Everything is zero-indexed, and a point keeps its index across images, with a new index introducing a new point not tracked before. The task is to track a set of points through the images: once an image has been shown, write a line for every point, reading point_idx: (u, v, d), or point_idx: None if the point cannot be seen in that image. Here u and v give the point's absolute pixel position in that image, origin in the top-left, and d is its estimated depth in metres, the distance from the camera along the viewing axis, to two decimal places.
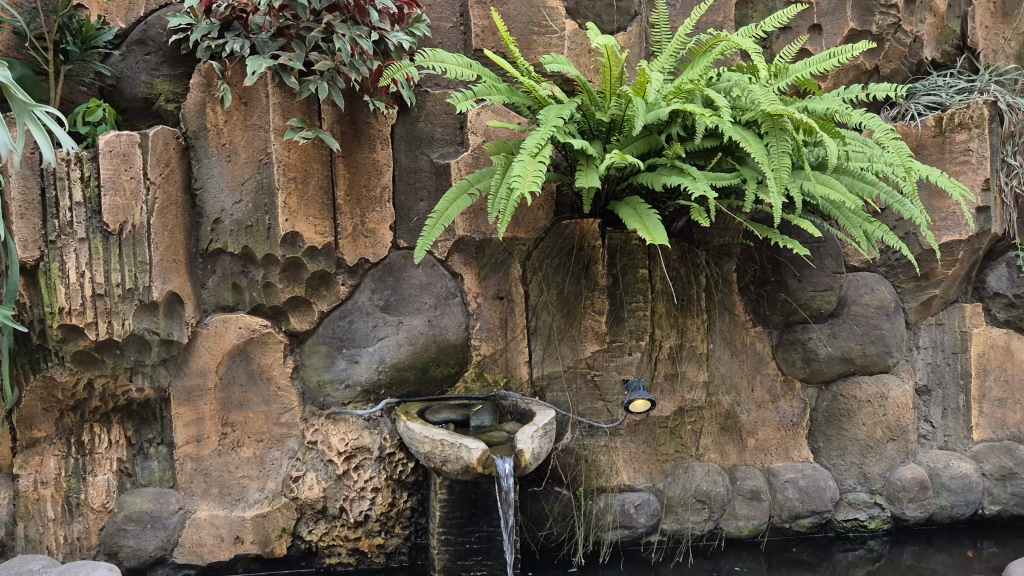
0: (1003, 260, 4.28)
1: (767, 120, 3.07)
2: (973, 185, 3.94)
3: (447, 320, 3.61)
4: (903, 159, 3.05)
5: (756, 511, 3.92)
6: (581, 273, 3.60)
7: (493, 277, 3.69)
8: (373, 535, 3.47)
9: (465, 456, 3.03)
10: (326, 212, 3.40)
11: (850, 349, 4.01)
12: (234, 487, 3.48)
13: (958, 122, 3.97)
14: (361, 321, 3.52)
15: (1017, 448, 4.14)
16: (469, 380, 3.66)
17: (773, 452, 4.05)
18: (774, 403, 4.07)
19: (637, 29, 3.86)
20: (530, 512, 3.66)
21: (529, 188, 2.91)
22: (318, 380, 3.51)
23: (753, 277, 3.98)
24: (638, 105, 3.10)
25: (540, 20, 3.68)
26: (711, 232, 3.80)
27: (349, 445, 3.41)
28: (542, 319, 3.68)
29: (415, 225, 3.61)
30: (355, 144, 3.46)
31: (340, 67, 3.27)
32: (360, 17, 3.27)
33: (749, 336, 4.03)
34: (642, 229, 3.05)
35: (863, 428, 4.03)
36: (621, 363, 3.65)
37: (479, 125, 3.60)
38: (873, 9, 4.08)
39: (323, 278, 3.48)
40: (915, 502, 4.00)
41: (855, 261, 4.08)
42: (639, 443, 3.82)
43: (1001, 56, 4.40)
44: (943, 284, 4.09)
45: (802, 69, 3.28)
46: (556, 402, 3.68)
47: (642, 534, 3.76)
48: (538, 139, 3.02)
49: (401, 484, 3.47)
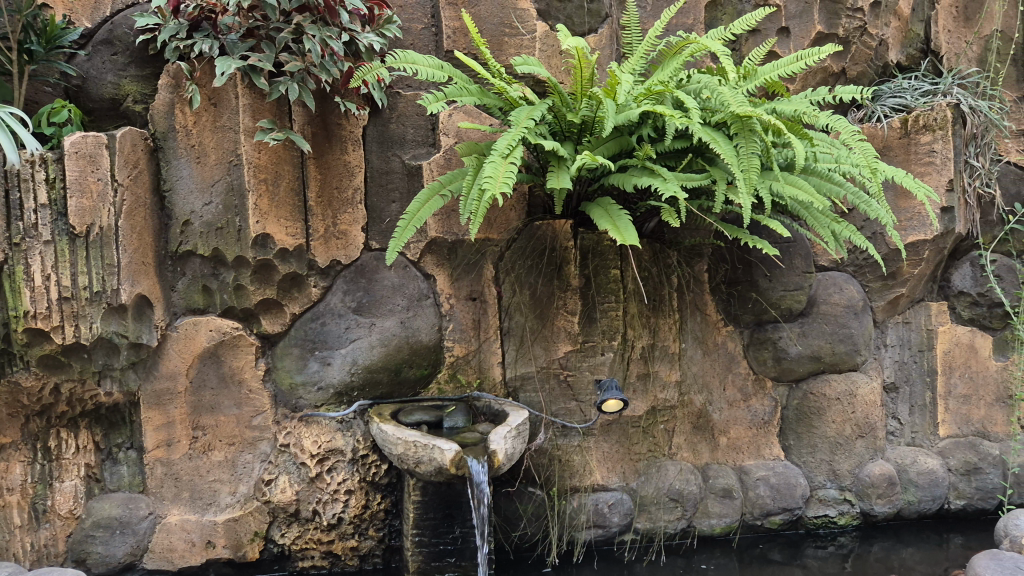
0: (968, 259, 4.35)
1: (736, 122, 3.12)
2: (937, 186, 4.02)
3: (420, 321, 3.61)
4: (868, 161, 3.11)
5: (728, 509, 3.94)
6: (554, 274, 3.63)
7: (465, 279, 3.69)
8: (347, 537, 3.46)
9: (438, 457, 3.03)
10: (298, 214, 3.39)
11: (819, 347, 4.06)
12: (205, 491, 3.44)
13: (923, 124, 4.04)
14: (334, 323, 3.50)
15: (981, 443, 4.22)
16: (442, 381, 3.66)
17: (745, 450, 4.09)
18: (746, 402, 4.11)
19: (607, 32, 3.88)
20: (504, 513, 3.66)
21: (500, 189, 2.92)
22: (290, 382, 3.49)
23: (724, 276, 4.02)
24: (608, 106, 3.12)
25: (510, 22, 3.68)
26: (682, 233, 3.82)
27: (321, 448, 3.40)
28: (515, 320, 3.69)
29: (387, 226, 3.61)
30: (327, 145, 3.45)
31: (310, 67, 3.25)
32: (331, 19, 3.26)
33: (721, 336, 4.06)
34: (613, 230, 3.07)
35: (833, 425, 4.08)
36: (593, 363, 3.68)
37: (451, 126, 3.62)
38: (839, 12, 4.15)
39: (294, 280, 3.47)
40: (883, 498, 4.06)
41: (824, 260, 4.13)
42: (611, 443, 3.82)
43: (964, 60, 4.46)
44: (909, 283, 4.16)
45: (771, 71, 3.30)
46: (529, 403, 3.68)
47: (615, 533, 3.77)
48: (509, 141, 3.03)
49: (374, 486, 3.46)
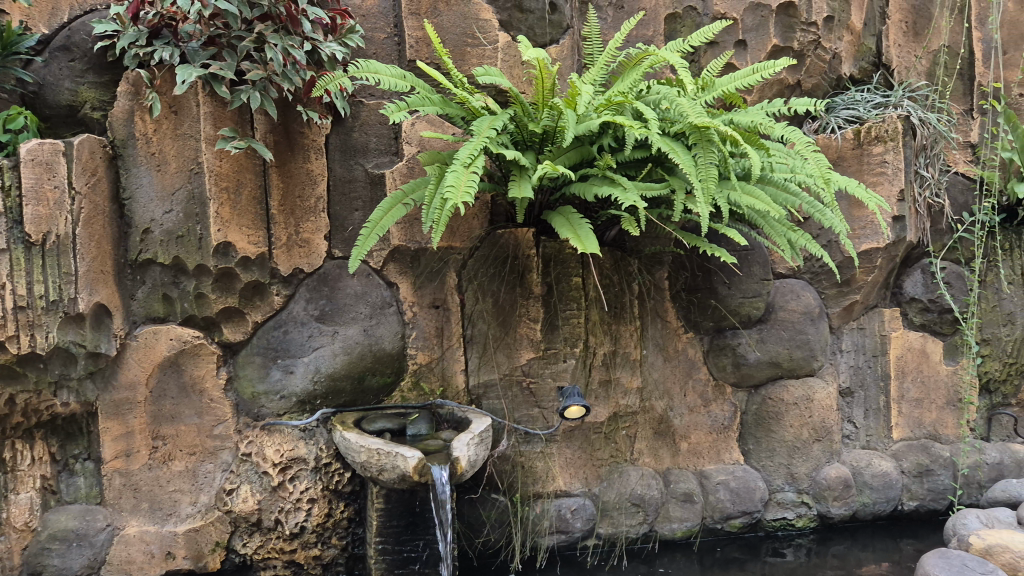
0: (919, 266, 4.45)
1: (694, 132, 3.18)
2: (889, 196, 4.13)
3: (383, 328, 3.62)
4: (822, 171, 3.17)
5: (689, 513, 4.00)
6: (516, 281, 3.67)
7: (429, 286, 3.70)
8: (310, 546, 3.44)
9: (401, 464, 3.04)
10: (260, 222, 3.38)
11: (777, 353, 4.15)
12: (165, 501, 3.41)
13: (875, 135, 4.15)
14: (296, 331, 3.51)
15: (933, 446, 4.33)
16: (405, 389, 3.67)
17: (705, 455, 4.16)
18: (706, 407, 4.18)
19: (568, 43, 3.95)
20: (467, 520, 3.68)
21: (462, 198, 2.96)
22: (252, 391, 3.48)
23: (684, 284, 4.09)
24: (569, 117, 3.16)
25: (472, 32, 3.72)
26: (643, 241, 3.91)
27: (283, 457, 3.38)
28: (478, 328, 3.73)
29: (350, 235, 3.63)
30: (290, 154, 3.46)
31: (272, 76, 3.24)
32: (293, 28, 3.27)
33: (682, 342, 4.13)
34: (574, 238, 3.11)
35: (791, 429, 4.17)
36: (556, 370, 3.73)
37: (414, 135, 3.63)
38: (794, 26, 4.23)
39: (257, 289, 3.46)
40: (839, 500, 4.15)
41: (782, 268, 4.21)
42: (574, 448, 3.86)
43: (914, 73, 4.61)
44: (863, 290, 4.25)
45: (728, 82, 3.36)
46: (492, 410, 3.73)
47: (578, 539, 3.81)
48: (470, 150, 3.05)
49: (338, 494, 3.45)
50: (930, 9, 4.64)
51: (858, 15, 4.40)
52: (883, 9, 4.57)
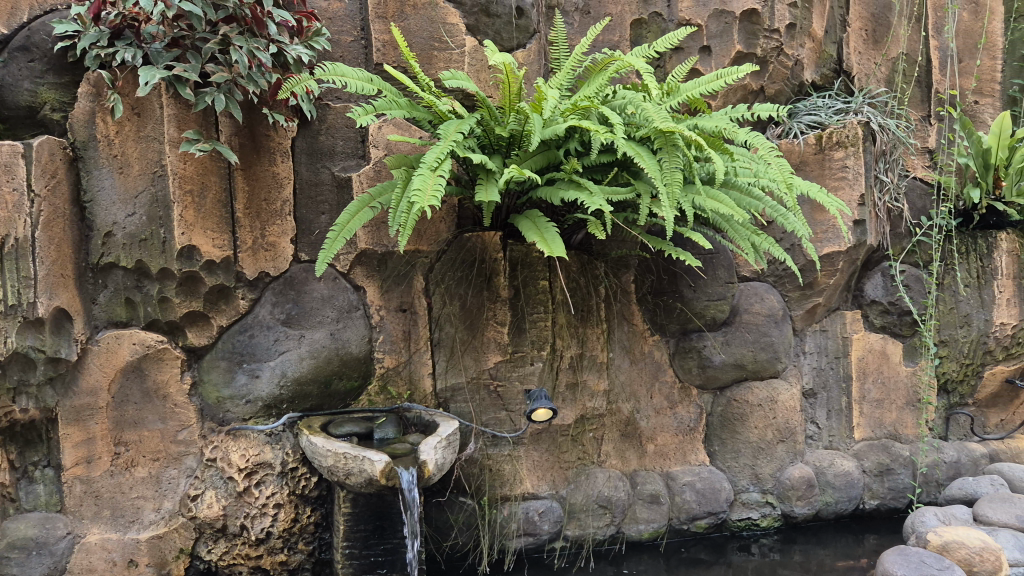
0: (879, 269, 4.53)
1: (660, 137, 3.21)
2: (850, 201, 4.21)
3: (350, 332, 3.61)
4: (784, 176, 3.21)
5: (655, 514, 4.03)
6: (484, 284, 3.69)
7: (395, 290, 3.71)
8: (276, 552, 3.40)
9: (368, 468, 3.03)
10: (225, 225, 3.36)
11: (742, 355, 4.22)
12: (127, 508, 3.35)
13: (836, 140, 4.24)
14: (262, 335, 3.48)
15: (893, 445, 4.42)
16: (372, 393, 3.68)
17: (671, 456, 4.20)
18: (672, 409, 4.22)
19: (535, 48, 3.96)
20: (435, 523, 3.70)
21: (429, 202, 2.95)
22: (216, 396, 3.44)
23: (650, 287, 4.12)
24: (536, 121, 3.18)
25: (439, 36, 3.73)
26: (609, 245, 3.93)
27: (249, 462, 3.35)
28: (445, 331, 3.73)
29: (316, 238, 3.63)
30: (255, 157, 3.44)
31: (237, 79, 3.23)
32: (258, 29, 3.25)
33: (648, 345, 4.16)
34: (541, 242, 3.13)
35: (755, 430, 4.23)
36: (523, 373, 3.74)
37: (381, 139, 3.66)
38: (757, 33, 4.27)
39: (221, 293, 3.43)
40: (802, 499, 4.22)
41: (745, 271, 4.28)
42: (541, 451, 3.88)
43: (873, 80, 4.70)
44: (825, 293, 4.33)
45: (692, 88, 3.41)
46: (459, 413, 3.73)
47: (545, 541, 3.82)
48: (437, 154, 3.06)
49: (304, 499, 3.44)
50: (889, 18, 4.74)
51: (819, 22, 4.49)
52: (844, 16, 4.65)
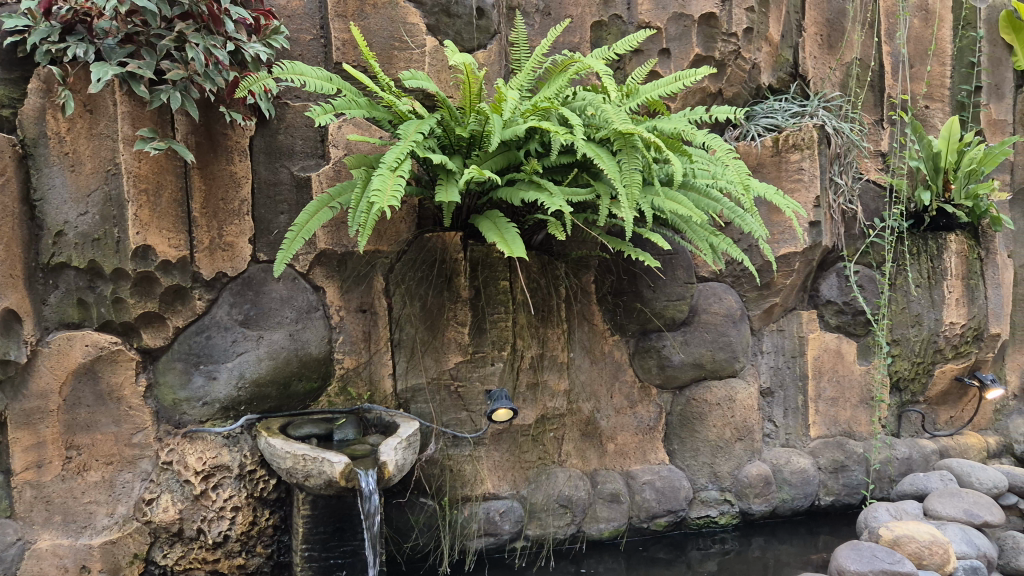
0: (834, 270, 4.60)
1: (619, 138, 3.24)
2: (805, 202, 4.29)
3: (309, 333, 3.59)
4: (741, 177, 3.26)
5: (616, 513, 4.06)
6: (444, 285, 3.68)
7: (355, 291, 3.70)
8: (233, 555, 3.38)
9: (327, 470, 3.01)
10: (181, 225, 3.32)
11: (700, 355, 4.27)
12: (80, 513, 3.26)
13: (792, 143, 4.32)
14: (220, 336, 3.44)
15: (847, 442, 4.51)
16: (332, 394, 3.66)
17: (631, 456, 4.23)
18: (632, 409, 4.26)
19: (496, 49, 3.97)
20: (396, 525, 3.66)
21: (388, 202, 2.94)
22: (172, 398, 3.39)
23: (610, 287, 4.15)
24: (495, 122, 3.19)
25: (399, 36, 3.72)
26: (569, 245, 3.97)
27: (206, 464, 3.31)
28: (406, 331, 3.72)
29: (275, 239, 3.60)
30: (212, 156, 3.40)
31: (194, 76, 3.18)
32: (215, 27, 3.22)
33: (608, 345, 4.19)
34: (501, 242, 3.14)
35: (713, 430, 4.29)
36: (483, 374, 3.75)
37: (341, 138, 3.64)
38: (715, 36, 4.35)
39: (177, 293, 3.37)
40: (760, 497, 4.28)
41: (704, 271, 4.34)
42: (502, 452, 3.89)
43: (828, 84, 4.78)
44: (781, 293, 4.41)
45: (651, 90, 3.42)
46: (420, 414, 3.73)
47: (506, 540, 3.82)
48: (396, 154, 3.05)
49: (263, 502, 3.41)
50: (842, 23, 4.82)
51: (776, 26, 4.55)
52: (799, 22, 4.70)
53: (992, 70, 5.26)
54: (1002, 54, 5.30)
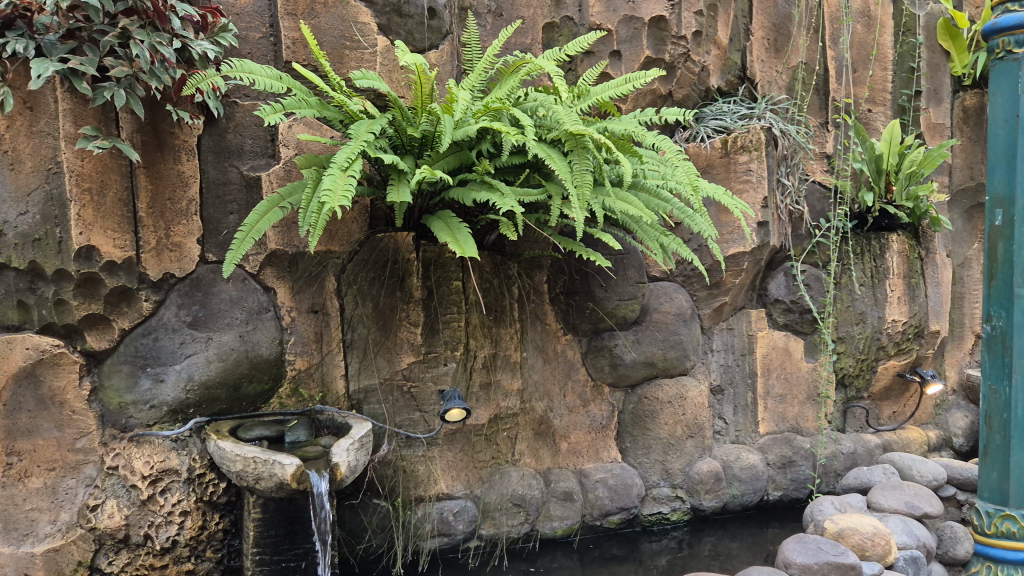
0: (782, 269, 4.71)
1: (570, 139, 3.26)
2: (754, 203, 4.39)
3: (259, 334, 3.55)
4: (690, 178, 3.30)
5: (569, 511, 4.09)
6: (396, 286, 3.69)
7: (307, 291, 3.66)
8: (182, 560, 3.33)
9: (278, 472, 2.99)
10: (127, 225, 3.26)
11: (652, 353, 4.33)
12: (21, 521, 3.15)
13: (740, 145, 4.41)
14: (167, 338, 3.39)
15: (795, 438, 4.62)
16: (283, 396, 3.62)
17: (585, 454, 4.27)
18: (585, 408, 4.29)
19: (448, 48, 3.96)
20: (348, 526, 3.65)
21: (339, 202, 2.94)
22: (119, 401, 3.33)
23: (563, 287, 4.17)
24: (446, 122, 3.19)
25: (350, 35, 3.71)
26: (522, 245, 3.99)
27: (153, 469, 3.25)
28: (358, 332, 3.71)
29: (224, 239, 3.55)
30: (159, 155, 3.34)
31: (138, 74, 3.13)
32: (160, 24, 3.17)
33: (561, 344, 4.22)
34: (453, 242, 3.15)
35: (666, 427, 4.35)
36: (436, 374, 3.76)
37: (291, 138, 3.60)
38: (665, 39, 4.44)
39: (123, 294, 3.31)
40: (710, 493, 4.36)
41: (655, 271, 4.39)
42: (455, 451, 3.89)
43: (775, 87, 4.87)
44: (731, 292, 4.49)
45: (602, 91, 3.46)
46: (373, 414, 3.72)
47: (460, 541, 3.83)
48: (348, 154, 3.04)
49: (212, 505, 3.35)
50: (789, 28, 4.88)
51: (724, 30, 4.63)
52: (746, 26, 4.79)
53: (931, 75, 5.42)
54: (941, 60, 5.48)
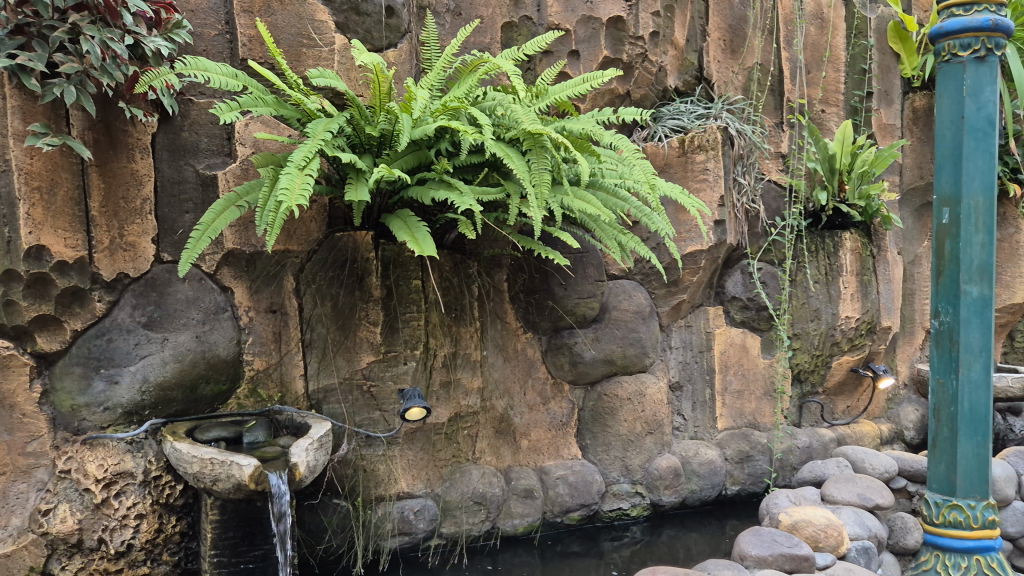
0: (739, 267, 4.81)
1: (529, 138, 3.27)
2: (710, 202, 4.46)
3: (216, 335, 3.52)
4: (647, 176, 3.32)
5: (530, 509, 4.11)
6: (355, 285, 3.68)
7: (265, 290, 3.64)
8: (137, 564, 3.27)
9: (236, 473, 2.96)
10: (78, 224, 3.20)
11: (611, 351, 4.36)
12: None
13: (698, 144, 4.47)
14: (122, 339, 3.34)
15: (752, 433, 4.71)
16: (242, 397, 3.59)
17: (545, 451, 4.30)
18: (545, 405, 4.33)
19: (406, 48, 3.96)
20: (308, 527, 3.61)
21: (297, 201, 2.91)
22: (71, 404, 3.26)
23: (522, 284, 4.21)
24: (404, 121, 3.20)
25: (308, 33, 3.68)
26: (481, 244, 4.00)
27: (108, 472, 3.19)
28: (316, 331, 3.69)
29: (180, 239, 3.51)
30: (112, 153, 3.29)
31: (90, 70, 3.07)
32: (112, 20, 3.10)
33: (521, 342, 4.25)
34: (411, 241, 3.15)
35: (625, 424, 4.39)
36: (396, 373, 3.75)
37: (247, 137, 3.57)
38: (623, 39, 4.48)
39: (75, 294, 3.25)
40: (670, 488, 4.41)
41: (614, 269, 4.42)
42: (416, 450, 3.89)
43: (731, 88, 4.95)
44: (689, 290, 4.55)
45: (560, 91, 3.48)
46: (332, 414, 3.71)
47: (421, 539, 3.83)
48: (305, 153, 3.03)
49: (169, 508, 3.31)
50: (745, 29, 4.95)
51: (681, 31, 4.69)
52: (703, 27, 4.84)
53: (881, 77, 5.54)
54: (891, 62, 5.59)
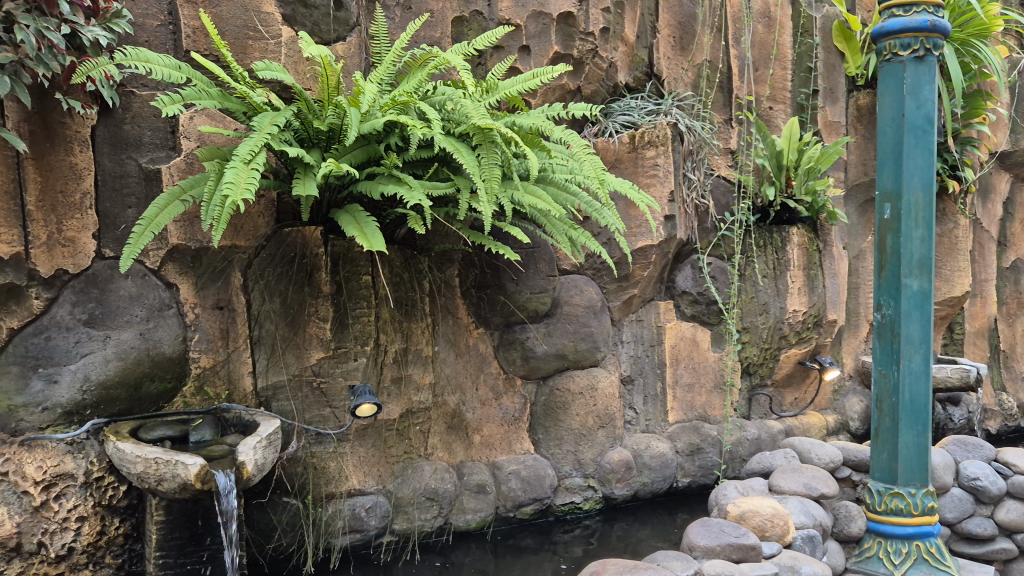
0: (688, 261, 4.87)
1: (478, 133, 3.26)
2: (661, 196, 4.50)
3: (162, 332, 3.46)
4: (596, 172, 3.35)
5: (482, 503, 4.11)
6: (304, 281, 3.64)
7: (211, 287, 3.57)
8: (79, 568, 3.20)
9: (181, 473, 2.91)
10: (14, 219, 3.13)
11: (563, 345, 4.39)
12: None
13: (648, 140, 4.51)
14: (61, 338, 3.25)
15: (703, 426, 4.77)
16: (188, 394, 3.51)
17: (497, 446, 4.30)
18: (497, 401, 4.33)
19: (355, 40, 3.94)
20: (257, 526, 3.57)
21: (242, 196, 2.86)
22: (7, 405, 3.14)
23: (474, 280, 4.20)
24: (353, 115, 3.16)
25: (253, 25, 3.62)
26: (433, 239, 3.97)
27: (47, 474, 3.10)
28: (265, 328, 3.64)
29: (122, 234, 3.42)
30: (49, 146, 3.21)
31: (25, 60, 2.98)
32: (48, 9, 3.02)
33: (473, 338, 4.24)
34: (360, 236, 3.12)
35: (577, 418, 4.42)
36: (346, 370, 3.74)
37: (192, 129, 3.51)
38: (573, 35, 4.48)
39: (11, 292, 3.18)
40: (621, 481, 4.45)
41: (566, 264, 4.44)
42: (367, 447, 3.85)
43: (681, 84, 5.00)
44: (639, 284, 4.60)
45: (510, 86, 3.48)
46: (281, 411, 3.66)
47: (372, 536, 3.80)
48: (250, 147, 2.97)
49: (112, 510, 3.24)
50: (693, 26, 5.02)
51: (630, 28, 4.73)
52: (653, 24, 4.90)
53: (828, 75, 5.63)
54: (836, 61, 5.68)
